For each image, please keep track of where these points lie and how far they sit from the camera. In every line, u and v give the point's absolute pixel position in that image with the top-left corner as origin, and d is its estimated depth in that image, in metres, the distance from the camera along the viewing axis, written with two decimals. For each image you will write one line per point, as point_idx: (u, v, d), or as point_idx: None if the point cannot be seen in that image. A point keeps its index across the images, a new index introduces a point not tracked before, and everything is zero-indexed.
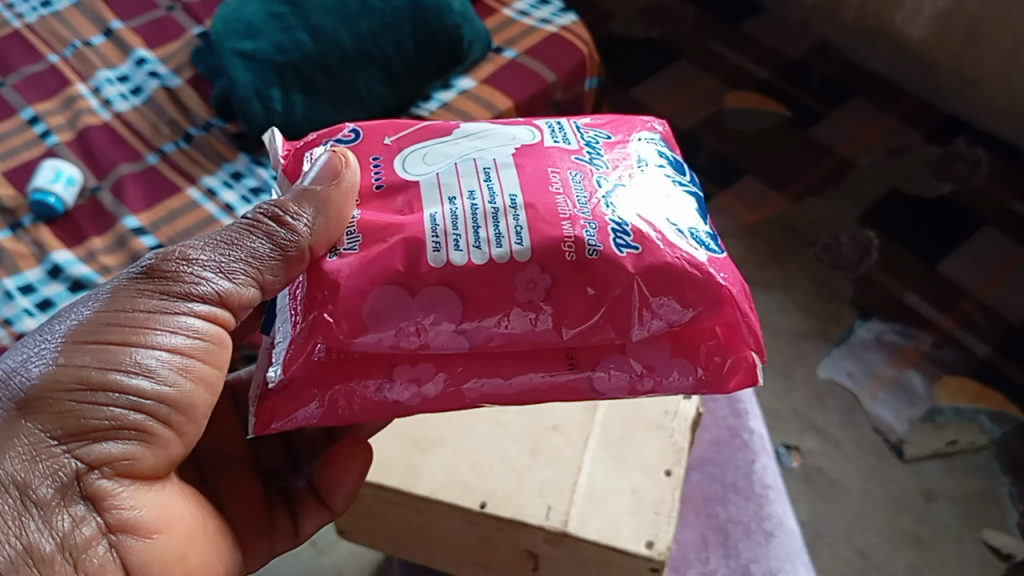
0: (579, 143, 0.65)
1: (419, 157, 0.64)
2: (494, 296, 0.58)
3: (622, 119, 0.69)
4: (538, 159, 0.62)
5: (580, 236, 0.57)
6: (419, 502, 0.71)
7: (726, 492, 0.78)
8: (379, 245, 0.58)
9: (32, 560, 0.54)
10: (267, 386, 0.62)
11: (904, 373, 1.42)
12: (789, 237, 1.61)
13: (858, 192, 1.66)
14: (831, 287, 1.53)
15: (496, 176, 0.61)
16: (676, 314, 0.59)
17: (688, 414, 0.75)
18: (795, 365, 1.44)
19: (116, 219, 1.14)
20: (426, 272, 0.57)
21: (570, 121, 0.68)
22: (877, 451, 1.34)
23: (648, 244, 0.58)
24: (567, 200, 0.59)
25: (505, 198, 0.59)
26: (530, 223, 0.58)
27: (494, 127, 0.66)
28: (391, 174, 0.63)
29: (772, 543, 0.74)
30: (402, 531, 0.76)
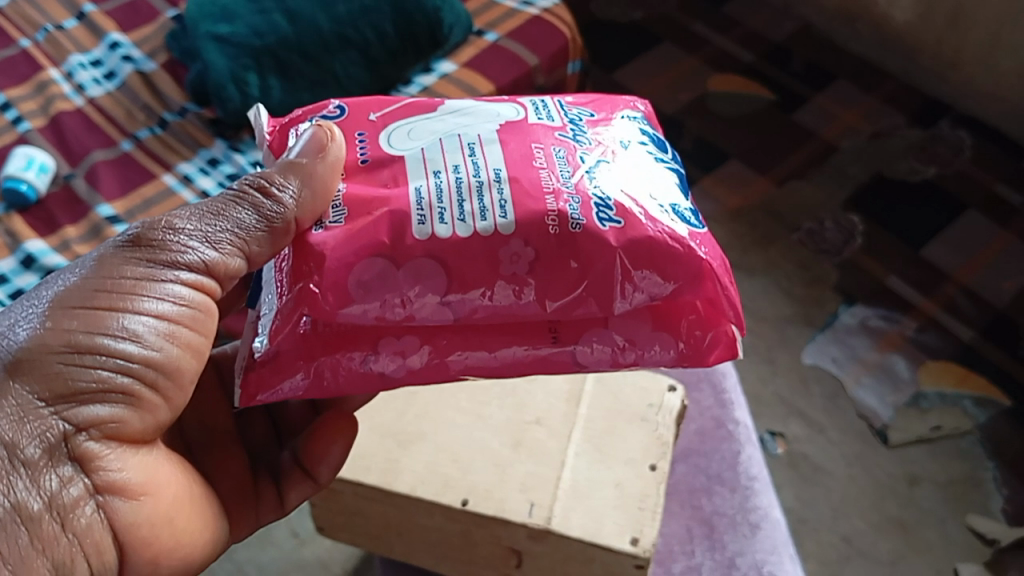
0: (561, 120, 0.63)
1: (404, 133, 0.62)
2: (478, 268, 0.56)
3: (605, 97, 0.68)
4: (522, 135, 0.60)
5: (563, 210, 0.56)
6: (396, 495, 0.70)
7: (711, 483, 0.77)
8: (368, 215, 0.57)
9: (19, 518, 0.53)
10: (253, 357, 0.60)
11: (888, 358, 1.42)
12: (773, 221, 1.60)
13: (841, 175, 1.65)
14: (814, 272, 1.53)
15: (481, 151, 0.59)
16: (657, 288, 0.57)
17: (674, 407, 0.74)
18: (779, 350, 1.44)
19: (90, 206, 1.11)
20: (411, 245, 0.56)
21: (554, 99, 0.66)
22: (861, 436, 1.34)
23: (630, 219, 0.57)
24: (552, 173, 0.58)
25: (489, 171, 0.58)
26: (515, 198, 0.56)
27: (476, 103, 0.64)
28: (377, 150, 0.61)
29: (757, 535, 0.73)
30: (382, 526, 0.75)
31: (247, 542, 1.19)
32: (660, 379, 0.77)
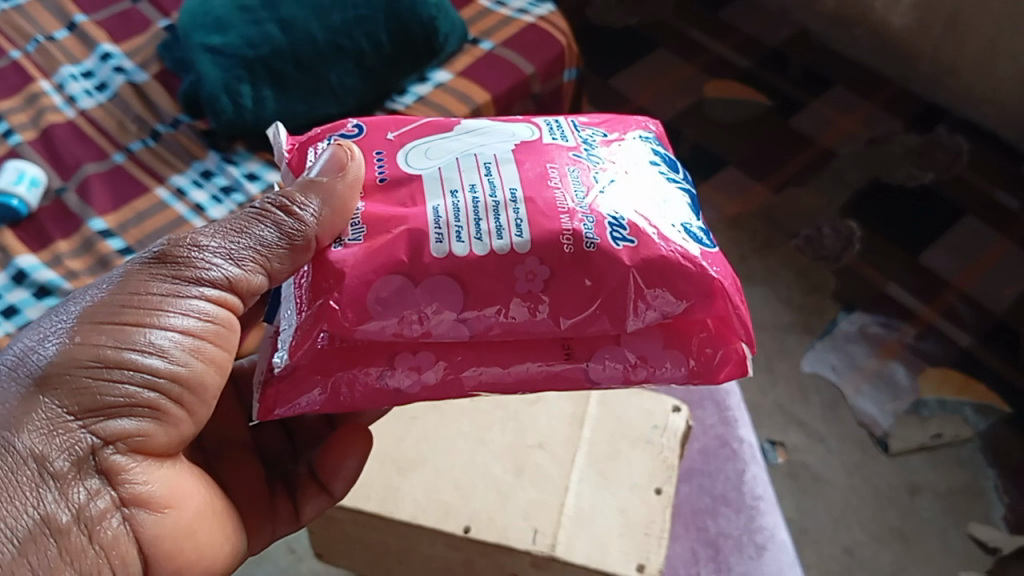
0: (575, 140, 0.62)
1: (422, 151, 0.61)
2: (493, 287, 0.55)
3: (617, 118, 0.67)
4: (537, 155, 0.59)
5: (578, 229, 0.55)
6: (395, 523, 0.69)
7: (716, 504, 0.76)
8: (387, 233, 0.56)
9: (48, 530, 0.52)
10: (271, 372, 0.59)
11: (888, 366, 1.41)
12: (771, 228, 1.59)
13: (839, 181, 1.65)
14: (813, 279, 1.52)
15: (496, 170, 0.58)
16: (670, 306, 0.56)
17: (678, 429, 0.73)
18: (777, 358, 1.43)
19: (82, 221, 1.10)
20: (429, 264, 0.55)
21: (567, 119, 0.65)
22: (861, 445, 1.33)
23: (644, 238, 0.56)
24: (568, 192, 0.57)
25: (505, 191, 0.57)
26: (530, 217, 0.55)
27: (491, 124, 0.63)
28: (395, 168, 0.60)
29: (763, 557, 0.72)
30: (387, 550, 0.74)
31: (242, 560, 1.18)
32: (667, 400, 0.76)
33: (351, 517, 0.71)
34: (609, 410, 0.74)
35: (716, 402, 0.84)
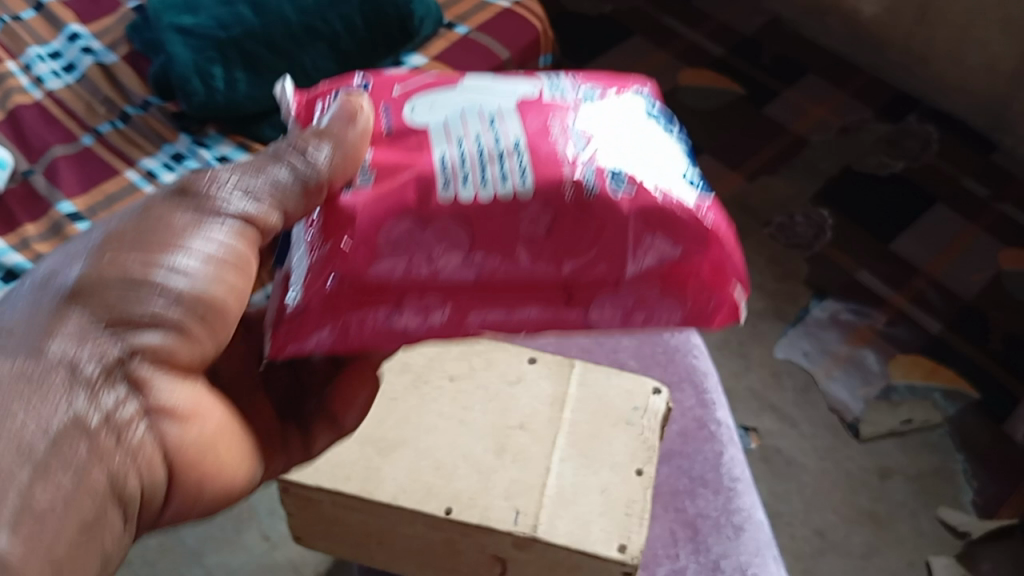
0: (569, 95, 0.60)
1: (428, 105, 0.58)
2: (491, 230, 0.53)
3: (614, 76, 0.65)
4: (540, 110, 0.58)
5: (582, 178, 0.53)
6: (374, 508, 0.68)
7: (694, 485, 0.72)
8: (388, 177, 0.54)
9: (78, 428, 0.47)
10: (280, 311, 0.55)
11: (858, 351, 1.43)
12: (744, 215, 1.60)
13: (811, 169, 1.66)
14: (786, 267, 1.53)
15: (500, 122, 0.56)
16: (667, 252, 0.55)
17: (659, 410, 0.73)
18: (751, 345, 1.44)
19: (49, 204, 1.08)
20: (432, 208, 0.53)
21: (564, 76, 0.64)
22: (833, 429, 1.35)
23: (643, 188, 0.54)
24: (564, 135, 0.56)
25: (503, 139, 0.55)
26: (535, 164, 0.54)
27: (492, 79, 0.61)
28: (401, 120, 0.58)
29: (741, 537, 0.69)
30: (373, 537, 0.72)
31: (217, 546, 1.19)
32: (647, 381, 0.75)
33: (335, 502, 0.70)
34: (589, 399, 0.74)
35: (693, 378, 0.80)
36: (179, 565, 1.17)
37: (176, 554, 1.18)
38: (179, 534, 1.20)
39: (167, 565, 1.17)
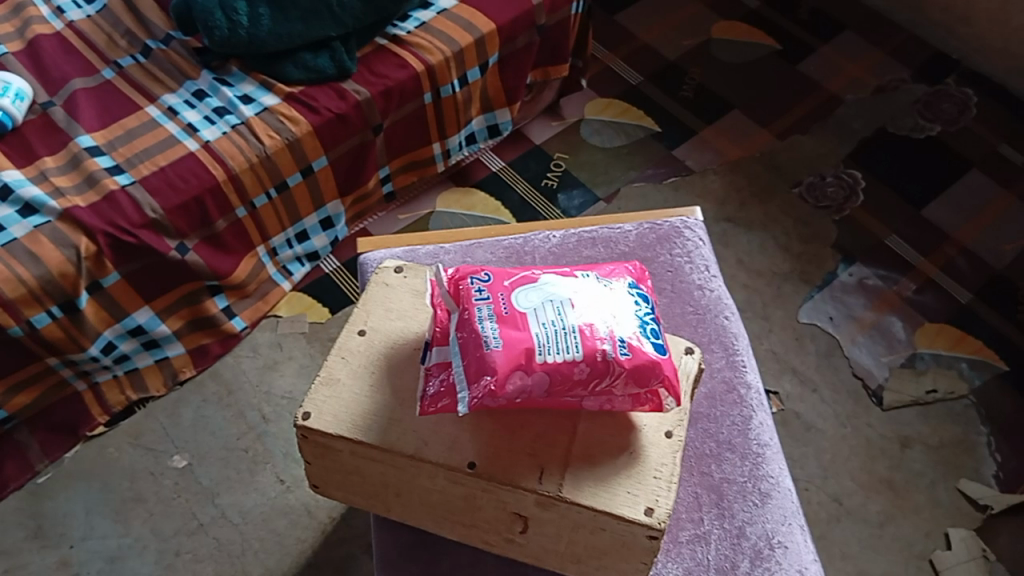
0: (634, 326, 0.56)
1: (518, 309, 0.55)
2: (556, 391, 0.54)
3: (615, 269, 0.61)
4: (583, 324, 0.54)
5: (598, 358, 0.53)
6: (356, 452, 0.58)
7: (720, 450, 0.70)
8: (477, 383, 0.53)
9: None
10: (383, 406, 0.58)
11: (884, 318, 1.40)
12: (773, 174, 1.55)
13: (843, 130, 1.61)
14: (813, 228, 1.49)
15: (543, 324, 0.54)
16: (643, 400, 0.57)
17: (692, 371, 0.62)
18: (775, 307, 1.40)
19: (69, 137, 1.15)
20: (520, 370, 0.53)
21: (579, 275, 0.59)
22: (855, 395, 1.32)
23: (641, 359, 0.54)
24: (608, 344, 0.54)
25: (567, 319, 0.55)
26: (558, 358, 0.53)
27: (579, 277, 0.59)
28: (502, 305, 0.55)
29: (767, 505, 0.68)
30: (369, 493, 0.62)
31: (231, 487, 1.20)
32: (677, 340, 0.65)
33: (312, 447, 0.59)
34: None
35: (725, 342, 0.76)
36: (193, 506, 1.18)
37: (191, 494, 1.19)
38: (194, 474, 1.20)
39: (182, 506, 1.18)
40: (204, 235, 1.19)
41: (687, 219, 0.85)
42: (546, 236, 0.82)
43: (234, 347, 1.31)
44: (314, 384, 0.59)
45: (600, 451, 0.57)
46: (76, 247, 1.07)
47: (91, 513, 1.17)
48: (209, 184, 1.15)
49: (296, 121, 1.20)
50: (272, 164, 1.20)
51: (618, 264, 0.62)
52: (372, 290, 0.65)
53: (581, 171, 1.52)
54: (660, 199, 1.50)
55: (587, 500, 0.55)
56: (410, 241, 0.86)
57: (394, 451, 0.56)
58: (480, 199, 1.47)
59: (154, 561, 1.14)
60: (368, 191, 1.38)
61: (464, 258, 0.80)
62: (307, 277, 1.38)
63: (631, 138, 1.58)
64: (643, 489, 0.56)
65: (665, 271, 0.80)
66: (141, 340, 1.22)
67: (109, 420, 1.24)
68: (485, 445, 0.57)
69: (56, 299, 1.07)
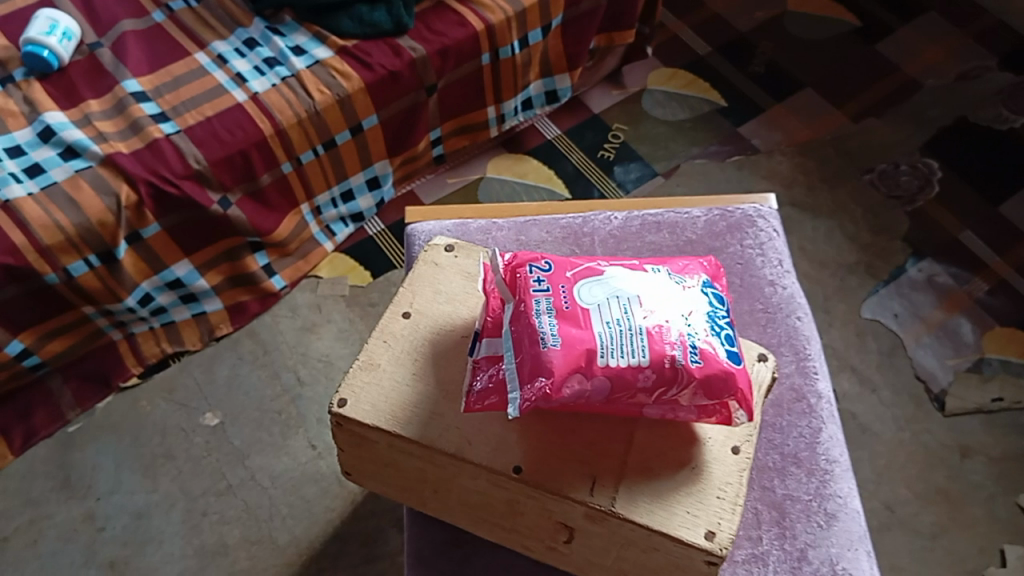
0: (708, 331, 0.50)
1: (579, 304, 0.50)
2: (617, 397, 0.49)
3: (688, 264, 0.55)
4: (650, 325, 0.49)
5: (665, 366, 0.48)
6: (393, 445, 0.54)
7: (785, 464, 0.64)
8: (531, 384, 0.48)
9: None
10: (425, 398, 0.54)
11: (953, 319, 1.32)
12: (843, 159, 1.47)
13: (921, 117, 1.52)
14: (883, 218, 1.41)
15: (605, 324, 0.49)
16: (709, 412, 0.51)
17: (764, 380, 0.57)
18: (836, 300, 1.33)
19: (116, 81, 1.11)
20: (579, 373, 0.48)
21: (649, 270, 0.53)
22: (916, 399, 1.25)
23: (712, 368, 0.49)
24: (679, 351, 0.48)
25: (634, 319, 0.49)
26: (621, 363, 0.48)
27: (648, 272, 0.53)
28: (562, 299, 0.50)
29: (832, 528, 0.62)
30: (405, 485, 0.58)
31: (263, 449, 1.17)
32: (750, 344, 0.59)
33: (346, 435, 0.55)
34: None
35: (796, 345, 0.70)
36: (222, 466, 1.16)
37: (221, 454, 1.17)
38: (225, 434, 1.18)
39: (211, 465, 1.16)
40: (248, 190, 1.15)
41: (760, 207, 0.79)
42: (608, 217, 0.77)
43: (272, 306, 1.28)
44: (352, 367, 0.55)
45: (659, 462, 0.52)
46: (116, 195, 1.03)
47: (121, 467, 1.15)
48: (256, 137, 1.11)
49: (347, 76, 1.15)
50: (320, 120, 1.15)
51: (692, 259, 0.56)
52: (420, 269, 0.60)
53: (639, 144, 1.45)
54: (721, 178, 1.43)
55: (643, 519, 0.50)
56: (461, 213, 0.81)
57: (435, 449, 0.52)
58: (532, 167, 1.41)
59: (181, 520, 1.12)
60: (418, 153, 1.33)
61: (518, 235, 0.75)
62: (350, 238, 1.34)
63: (695, 112, 1.50)
64: (704, 510, 0.51)
65: (734, 263, 0.74)
66: (179, 294, 1.19)
67: (143, 372, 1.22)
68: (533, 449, 0.52)
69: (94, 249, 1.05)
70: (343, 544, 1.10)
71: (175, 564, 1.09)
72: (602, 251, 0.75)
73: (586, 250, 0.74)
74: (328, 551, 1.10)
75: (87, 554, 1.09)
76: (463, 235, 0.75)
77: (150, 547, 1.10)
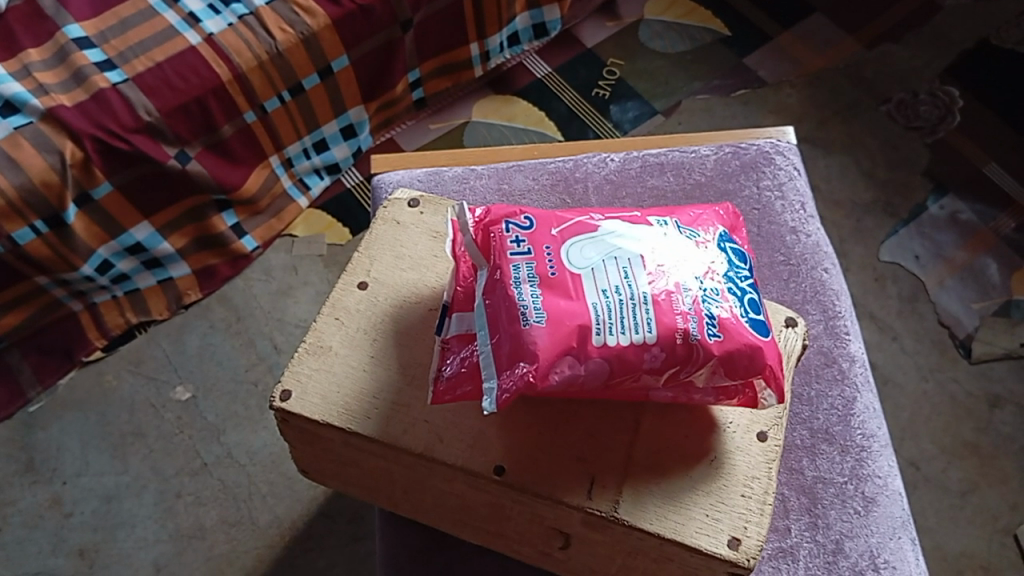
0: (727, 296, 0.41)
1: (567, 268, 0.41)
2: (617, 382, 0.40)
3: (700, 213, 0.46)
4: (656, 293, 0.40)
5: (677, 341, 0.39)
6: (350, 442, 0.45)
7: (815, 441, 0.55)
8: (510, 371, 0.39)
9: None
10: (391, 385, 0.45)
11: (978, 259, 1.21)
12: (857, 90, 1.35)
13: (940, 41, 1.39)
14: (902, 152, 1.29)
15: (597, 292, 0.40)
16: (730, 394, 0.42)
17: (793, 350, 0.49)
18: (853, 243, 1.22)
19: (56, 27, 0.97)
20: (570, 356, 0.39)
21: (653, 222, 0.44)
22: (940, 346, 1.15)
23: (734, 342, 0.39)
24: (692, 323, 0.39)
25: (636, 285, 0.40)
26: (622, 342, 0.39)
27: (653, 225, 0.44)
28: (546, 262, 0.41)
29: (872, 514, 0.53)
30: (371, 485, 0.50)
31: (239, 424, 1.08)
32: (775, 307, 0.51)
33: (295, 432, 0.47)
34: None
35: (823, 302, 0.61)
36: (196, 443, 1.07)
37: (194, 430, 1.08)
38: (198, 409, 1.09)
39: (184, 443, 1.07)
40: (208, 142, 1.04)
41: (778, 142, 0.69)
42: (603, 159, 0.67)
43: (244, 269, 1.18)
44: (299, 351, 0.46)
45: (670, 455, 0.44)
46: (60, 153, 0.92)
47: (87, 447, 1.07)
48: (212, 84, 0.99)
49: (312, 12, 1.03)
50: (283, 61, 1.04)
51: (704, 208, 0.46)
52: (378, 229, 0.51)
53: (637, 80, 1.34)
54: (726, 115, 1.32)
55: (652, 526, 0.42)
56: (435, 160, 0.71)
57: (398, 448, 0.44)
58: (521, 109, 1.30)
59: (154, 502, 1.04)
60: (396, 97, 1.22)
61: (500, 184, 0.65)
62: (326, 192, 1.23)
63: (696, 43, 1.39)
64: (726, 512, 0.42)
65: (750, 209, 0.65)
66: (142, 259, 1.08)
67: (108, 345, 1.12)
68: (518, 444, 0.44)
69: (40, 213, 0.94)
70: (327, 522, 1.02)
71: (149, 549, 1.01)
72: (597, 200, 0.65)
73: (579, 199, 0.65)
74: (315, 531, 1.01)
75: (55, 541, 1.02)
76: (437, 186, 0.65)
77: (122, 532, 1.02)
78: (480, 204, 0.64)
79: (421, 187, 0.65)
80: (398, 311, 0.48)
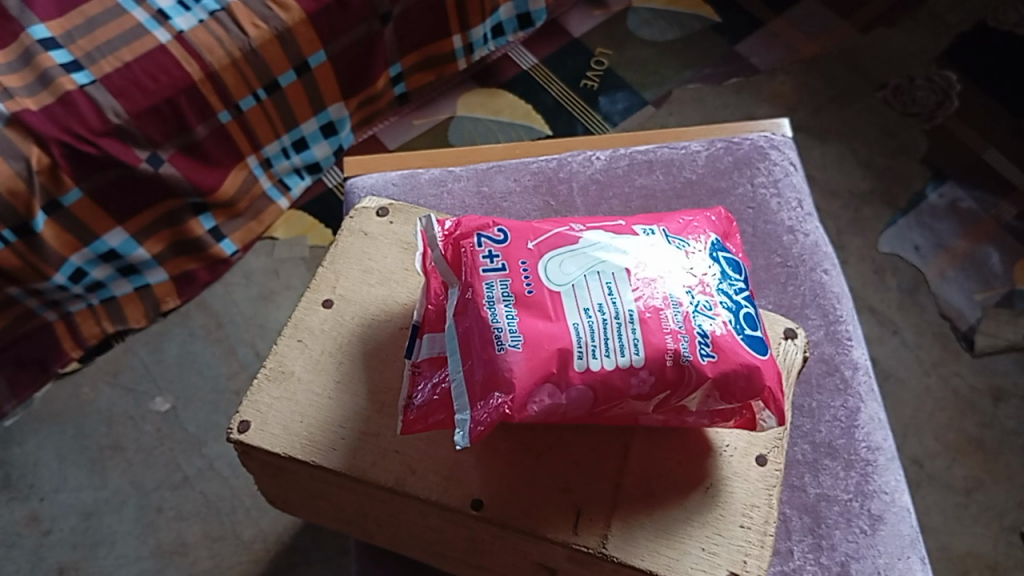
0: (721, 310, 0.38)
1: (543, 282, 0.37)
2: (603, 408, 0.37)
3: (689, 218, 0.42)
4: (645, 313, 0.36)
5: (670, 365, 0.36)
6: (317, 475, 0.43)
7: (818, 455, 0.52)
8: (484, 402, 0.35)
9: None
10: (365, 416, 0.43)
11: (979, 249, 1.18)
12: (852, 75, 1.31)
13: (936, 25, 1.35)
14: (899, 139, 1.26)
15: (577, 308, 0.37)
16: (721, 420, 0.39)
17: (791, 363, 0.46)
18: (851, 234, 1.19)
19: (20, 27, 0.90)
20: (549, 383, 0.35)
21: (638, 230, 0.40)
22: (942, 339, 1.12)
23: (733, 361, 0.36)
24: (684, 343, 0.36)
25: (621, 302, 0.37)
26: (608, 370, 0.36)
27: (640, 234, 0.40)
28: (522, 281, 0.37)
29: (879, 533, 0.50)
30: (343, 518, 0.47)
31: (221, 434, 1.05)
32: (773, 316, 0.48)
33: (259, 465, 0.45)
34: None
35: (823, 306, 0.58)
36: (177, 456, 1.04)
37: (175, 442, 1.04)
38: (179, 420, 1.06)
39: (165, 455, 1.04)
40: (181, 144, 0.99)
41: (772, 136, 0.66)
42: (588, 158, 0.64)
43: (224, 274, 1.14)
44: (260, 377, 0.44)
45: (659, 482, 0.42)
46: (26, 159, 0.86)
47: (65, 462, 1.03)
48: (183, 82, 0.94)
49: (285, 7, 0.99)
50: (257, 58, 1.00)
51: (692, 213, 0.43)
52: (346, 241, 0.50)
53: (626, 70, 1.31)
54: (718, 104, 1.29)
55: (643, 562, 0.40)
56: (412, 162, 0.67)
57: (369, 482, 0.42)
58: (507, 103, 1.27)
59: (134, 518, 1.00)
60: (376, 92, 1.19)
61: (480, 186, 0.62)
62: (307, 192, 1.20)
63: (685, 31, 1.35)
64: (724, 545, 0.40)
65: (745, 207, 0.61)
66: (117, 266, 1.04)
67: (84, 356, 1.08)
68: (497, 477, 0.42)
69: (6, 222, 0.89)
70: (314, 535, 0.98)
71: (130, 567, 0.98)
72: (583, 201, 0.61)
73: (563, 201, 0.61)
74: (300, 544, 0.98)
75: (33, 560, 0.98)
76: (413, 190, 0.61)
77: (102, 549, 0.99)
78: (458, 207, 0.61)
79: (395, 191, 0.62)
80: (370, 332, 0.46)
